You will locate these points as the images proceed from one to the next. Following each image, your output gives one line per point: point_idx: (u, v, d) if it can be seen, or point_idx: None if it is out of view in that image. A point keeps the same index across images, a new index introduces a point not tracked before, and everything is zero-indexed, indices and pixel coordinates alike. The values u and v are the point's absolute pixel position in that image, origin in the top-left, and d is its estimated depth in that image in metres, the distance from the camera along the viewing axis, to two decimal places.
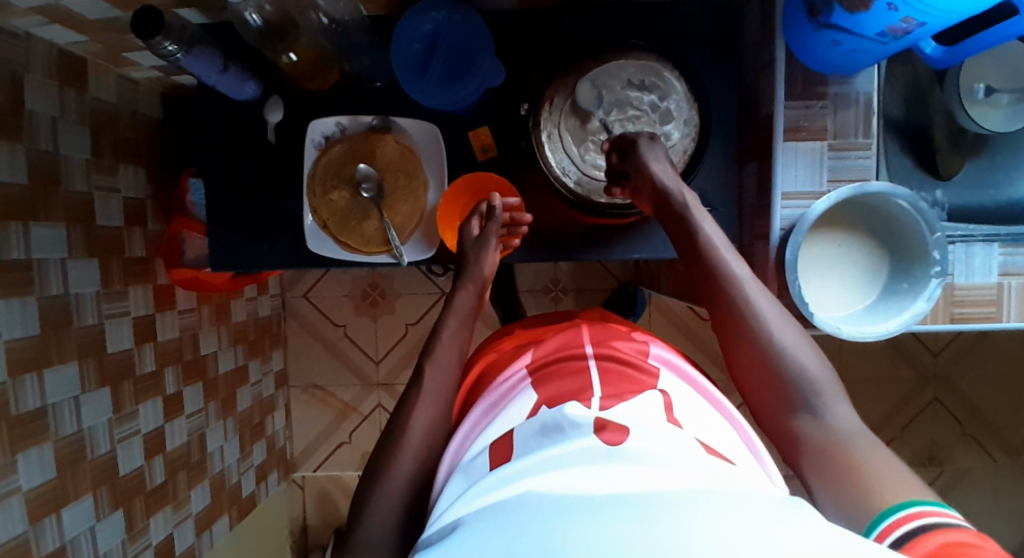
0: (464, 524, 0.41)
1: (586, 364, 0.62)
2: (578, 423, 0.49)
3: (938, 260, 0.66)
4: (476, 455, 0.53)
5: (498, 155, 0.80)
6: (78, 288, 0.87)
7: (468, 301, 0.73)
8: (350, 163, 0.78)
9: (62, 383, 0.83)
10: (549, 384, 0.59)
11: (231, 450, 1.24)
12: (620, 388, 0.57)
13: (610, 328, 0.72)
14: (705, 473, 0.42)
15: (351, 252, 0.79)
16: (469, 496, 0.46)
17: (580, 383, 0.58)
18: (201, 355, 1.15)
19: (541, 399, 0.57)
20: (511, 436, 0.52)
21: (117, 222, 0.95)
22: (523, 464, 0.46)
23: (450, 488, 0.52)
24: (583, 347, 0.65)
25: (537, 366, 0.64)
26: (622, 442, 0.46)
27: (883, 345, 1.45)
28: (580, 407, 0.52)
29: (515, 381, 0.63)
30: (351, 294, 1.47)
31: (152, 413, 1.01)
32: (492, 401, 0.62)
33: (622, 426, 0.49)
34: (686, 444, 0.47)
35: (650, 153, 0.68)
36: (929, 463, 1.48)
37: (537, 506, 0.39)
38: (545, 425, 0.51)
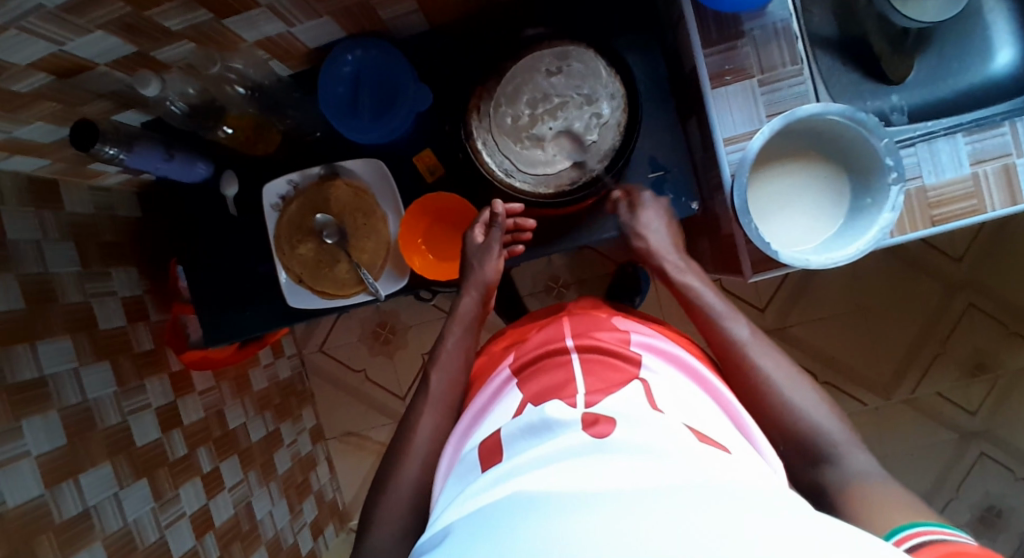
0: (452, 529, 0.45)
1: (569, 357, 0.64)
2: (564, 420, 0.53)
3: (892, 166, 0.63)
4: (469, 457, 0.58)
5: (446, 173, 0.81)
6: (95, 392, 0.92)
7: (471, 307, 0.78)
8: (310, 214, 0.81)
9: (98, 483, 0.88)
10: (534, 381, 0.63)
11: (281, 512, 1.27)
12: (605, 380, 0.59)
13: (593, 317, 0.73)
14: (689, 462, 0.44)
15: (330, 299, 0.81)
16: (461, 500, 0.49)
17: (565, 377, 0.61)
18: (231, 429, 1.18)
19: (527, 397, 0.61)
20: (499, 435, 0.57)
21: (120, 322, 1.00)
22: (516, 462, 0.50)
23: (447, 490, 0.57)
24: (566, 340, 0.67)
25: (519, 365, 0.67)
26: (610, 433, 0.49)
27: (900, 263, 1.40)
28: (562, 406, 0.55)
29: (500, 381, 0.67)
30: (363, 337, 1.50)
31: (193, 494, 1.04)
32: (479, 406, 0.67)
33: (611, 418, 0.52)
34: (677, 434, 0.49)
35: (636, 222, 0.76)
36: (981, 371, 1.41)
37: (524, 499, 0.42)
38: (532, 424, 0.54)
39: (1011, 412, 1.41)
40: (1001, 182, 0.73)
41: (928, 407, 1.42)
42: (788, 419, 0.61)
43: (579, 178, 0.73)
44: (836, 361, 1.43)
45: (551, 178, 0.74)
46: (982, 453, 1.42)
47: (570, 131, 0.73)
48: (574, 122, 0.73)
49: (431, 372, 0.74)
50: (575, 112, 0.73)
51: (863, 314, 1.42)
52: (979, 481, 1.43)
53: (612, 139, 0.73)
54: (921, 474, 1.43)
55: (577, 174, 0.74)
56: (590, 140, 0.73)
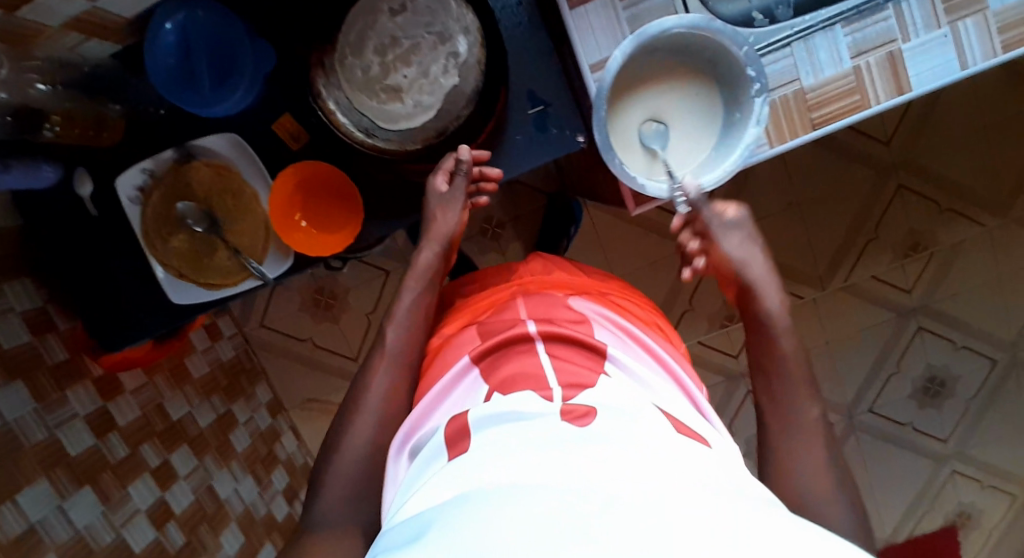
0: (417, 524, 0.39)
1: (534, 345, 0.63)
2: (539, 411, 0.50)
3: (755, 77, 0.60)
4: (434, 440, 0.56)
5: (311, 138, 0.76)
6: (14, 413, 0.89)
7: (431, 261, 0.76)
8: (174, 204, 0.77)
9: (38, 501, 0.88)
10: (503, 371, 0.60)
11: (249, 487, 1.30)
12: (571, 376, 0.57)
13: (547, 297, 0.73)
14: (672, 455, 0.42)
15: (214, 289, 0.78)
16: (424, 491, 0.44)
17: (534, 368, 0.59)
18: (175, 421, 1.18)
19: (494, 386, 0.58)
20: (466, 417, 0.54)
21: (24, 338, 0.96)
22: (487, 449, 0.46)
23: (411, 475, 0.55)
24: (527, 327, 0.65)
25: (481, 353, 0.64)
26: (591, 424, 0.47)
27: (829, 154, 1.38)
28: (535, 400, 0.53)
29: (460, 370, 0.64)
30: (304, 306, 1.48)
31: (145, 490, 1.05)
32: (440, 390, 0.64)
33: (596, 410, 0.50)
34: (659, 425, 0.49)
35: (720, 227, 0.74)
36: (916, 252, 1.43)
37: (502, 489, 0.38)
38: (507, 414, 0.51)
39: (945, 287, 1.44)
40: (885, 73, 0.69)
41: (868, 292, 1.45)
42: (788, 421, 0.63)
43: (445, 128, 0.70)
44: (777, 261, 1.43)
45: (417, 132, 0.70)
46: (920, 328, 1.47)
47: (427, 77, 0.67)
48: (429, 66, 0.67)
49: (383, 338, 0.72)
50: (429, 55, 0.67)
51: (799, 211, 1.41)
52: (919, 355, 1.49)
53: (473, 80, 0.69)
54: (863, 356, 1.49)
55: (443, 123, 0.69)
56: (450, 84, 0.68)
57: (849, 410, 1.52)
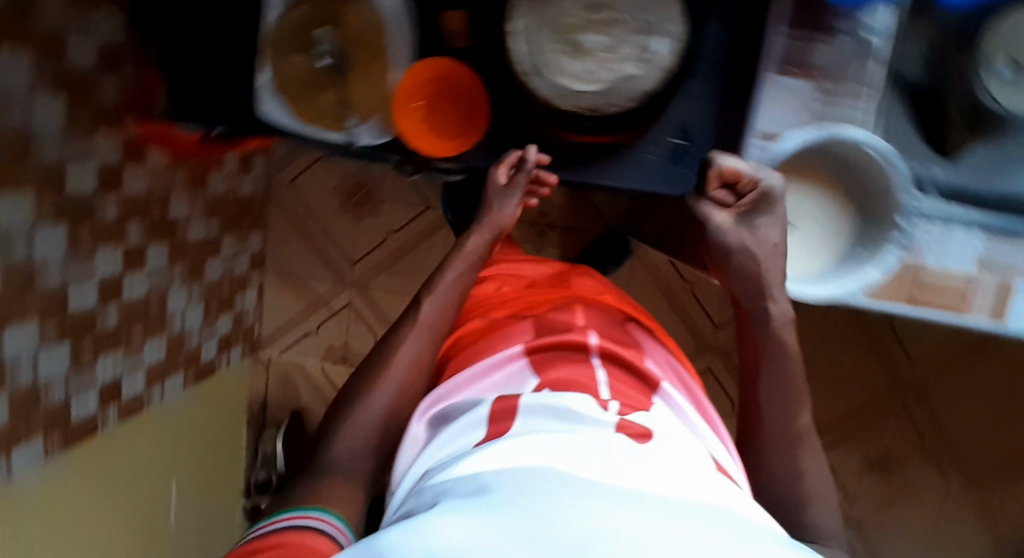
0: (478, 484, 0.43)
1: (591, 357, 0.64)
2: (585, 414, 0.52)
3: None
4: (477, 412, 0.58)
5: (473, 46, 0.74)
6: (41, 118, 0.81)
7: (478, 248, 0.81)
8: (312, 26, 0.74)
9: (13, 210, 0.79)
10: (554, 369, 0.61)
11: (195, 315, 1.27)
12: (624, 394, 0.59)
13: (609, 319, 0.75)
14: (698, 481, 0.46)
15: (295, 121, 0.75)
16: (475, 460, 0.48)
17: (585, 377, 0.60)
18: (170, 219, 1.14)
19: (543, 382, 0.59)
20: (516, 403, 0.56)
21: (88, 64, 0.86)
22: (539, 436, 0.49)
23: (442, 446, 0.57)
24: (589, 338, 0.67)
25: (533, 346, 0.66)
26: (642, 440, 0.50)
27: (864, 339, 1.40)
28: (590, 404, 0.55)
29: (509, 355, 0.65)
30: (337, 190, 1.45)
31: (111, 259, 1.01)
32: (477, 372, 0.65)
33: (643, 427, 0.52)
34: (697, 458, 0.52)
35: None
36: (881, 465, 1.45)
37: (569, 478, 0.42)
38: (553, 409, 0.53)
39: (889, 511, 1.46)
40: (994, 296, 0.70)
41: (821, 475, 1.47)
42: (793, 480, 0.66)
43: (599, 108, 0.68)
44: None
45: (573, 97, 0.67)
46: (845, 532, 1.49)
47: (613, 53, 0.65)
48: (620, 44, 0.65)
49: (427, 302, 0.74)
50: (626, 35, 0.65)
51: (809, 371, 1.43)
52: None
53: (652, 80, 0.66)
54: None
55: (603, 101, 0.67)
56: (630, 72, 0.65)
57: None
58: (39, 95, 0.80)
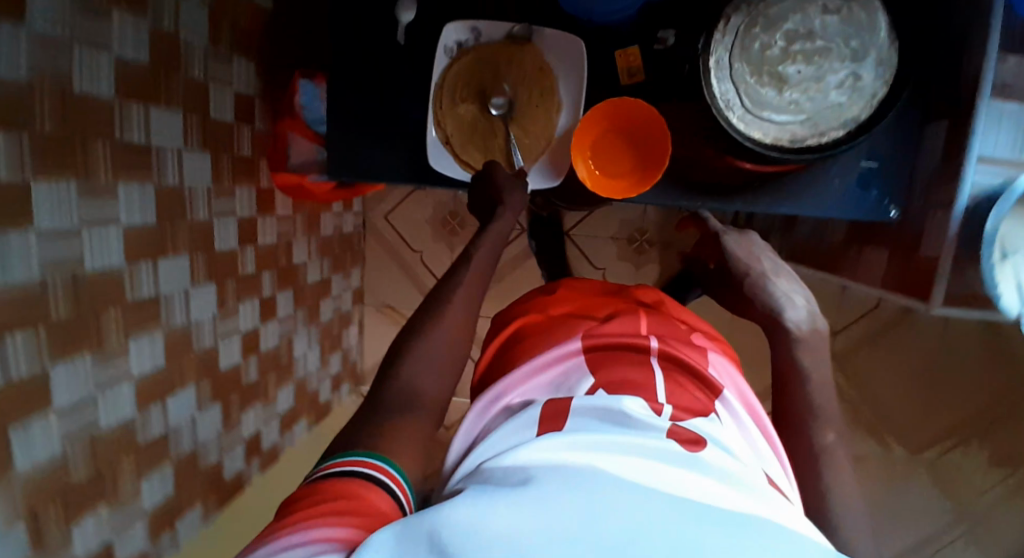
0: (532, 479, 0.43)
1: (649, 359, 0.59)
2: (651, 426, 0.49)
3: None
4: (529, 412, 0.54)
5: (647, 80, 0.72)
6: (192, 181, 0.86)
7: (506, 228, 0.70)
8: (481, 75, 0.74)
9: (174, 274, 0.84)
10: (609, 371, 0.57)
11: (314, 357, 1.27)
12: (681, 398, 0.55)
13: (673, 323, 0.68)
14: (760, 500, 0.44)
15: (469, 171, 0.76)
16: (530, 452, 0.46)
17: (641, 379, 0.56)
18: (293, 265, 1.15)
19: (600, 384, 0.56)
20: (568, 404, 0.53)
21: (228, 116, 0.92)
22: (599, 443, 0.46)
23: (492, 441, 0.54)
24: (649, 338, 0.61)
25: (589, 344, 0.61)
26: (697, 453, 0.47)
27: (987, 338, 1.35)
28: (643, 408, 0.51)
29: (565, 355, 0.61)
30: (432, 220, 1.44)
31: (250, 313, 1.02)
32: (531, 371, 0.61)
33: (703, 442, 0.48)
34: (755, 474, 0.49)
35: None
36: (1005, 466, 1.39)
37: (630, 493, 0.41)
38: (610, 412, 0.50)
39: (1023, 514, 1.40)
40: None
41: (944, 479, 1.43)
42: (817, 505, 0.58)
43: (801, 139, 0.64)
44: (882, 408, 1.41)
45: (771, 129, 0.64)
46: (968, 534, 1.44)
47: (818, 83, 0.63)
48: (826, 74, 0.63)
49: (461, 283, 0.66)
50: (832, 64, 0.63)
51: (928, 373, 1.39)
52: None
53: (858, 109, 0.63)
54: (908, 532, 1.46)
55: (803, 132, 0.64)
56: (835, 101, 0.63)
57: None
58: (189, 154, 0.85)
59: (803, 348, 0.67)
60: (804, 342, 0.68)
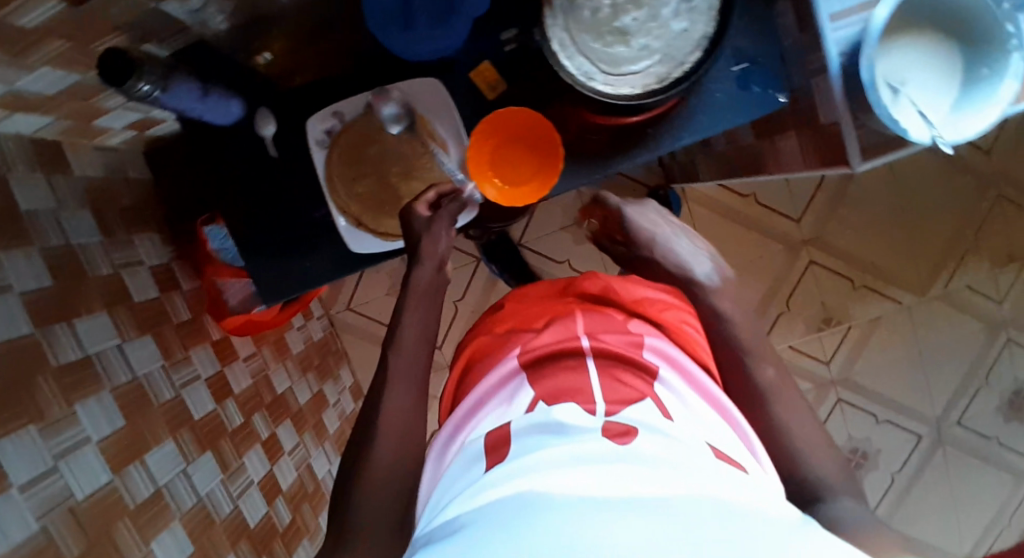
0: (467, 522, 0.43)
1: (582, 361, 0.63)
2: (582, 427, 0.51)
3: (1013, 33, 0.60)
4: (474, 446, 0.57)
5: (509, 87, 0.73)
6: (144, 367, 0.84)
7: (427, 277, 0.70)
8: (362, 150, 0.75)
9: (165, 461, 0.82)
10: (546, 382, 0.61)
11: (337, 470, 1.27)
12: (619, 392, 0.58)
13: (609, 316, 0.72)
14: (703, 474, 0.45)
15: (394, 239, 0.75)
16: (467, 493, 0.47)
17: (578, 382, 0.60)
18: (280, 393, 1.14)
19: (540, 395, 0.59)
20: (508, 429, 0.56)
21: (152, 292, 0.92)
22: (532, 460, 0.47)
23: (446, 479, 0.57)
24: (579, 340, 0.66)
25: (523, 365, 0.66)
26: (630, 444, 0.48)
27: (932, 159, 1.39)
28: (576, 412, 0.54)
29: (506, 377, 0.66)
30: (392, 291, 1.44)
31: (258, 461, 1.00)
32: (476, 399, 0.66)
33: (639, 430, 0.51)
34: (698, 450, 0.50)
35: None
36: (1010, 261, 1.44)
37: (560, 498, 0.41)
38: (546, 427, 0.52)
39: None
40: None
41: (958, 300, 1.45)
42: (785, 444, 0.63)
43: (667, 75, 0.65)
44: (874, 265, 1.42)
45: (637, 79, 0.66)
46: (1008, 340, 1.47)
47: (656, 20, 0.64)
48: (660, 9, 0.64)
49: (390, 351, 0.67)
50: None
51: (900, 214, 1.41)
52: (1008, 367, 1.47)
53: (703, 24, 0.64)
54: (953, 365, 1.47)
55: (666, 69, 0.65)
56: (679, 28, 0.64)
57: (938, 423, 1.49)
58: (132, 343, 0.83)
59: (719, 295, 0.76)
60: (718, 290, 0.77)
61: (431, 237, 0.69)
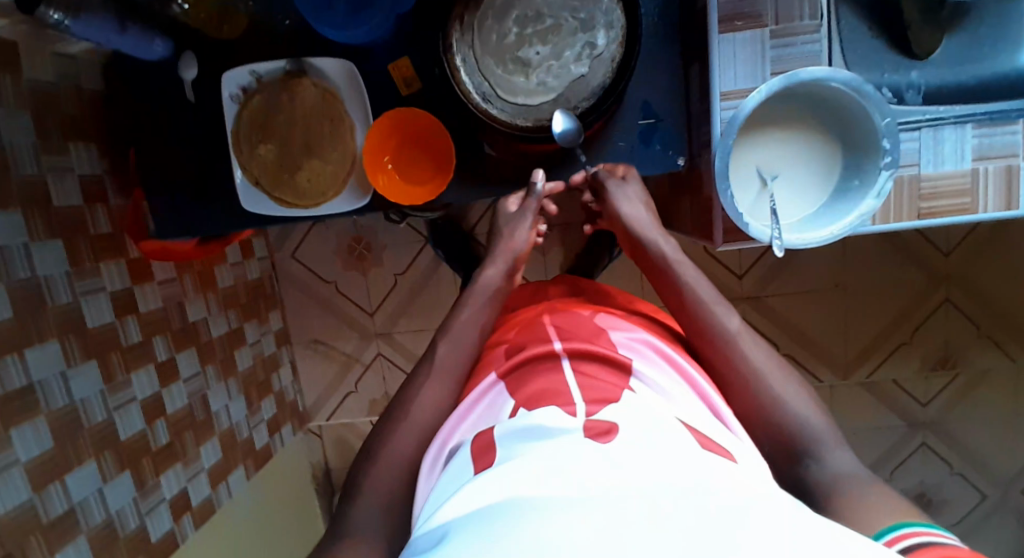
0: (450, 532, 0.39)
1: (558, 361, 0.60)
2: (557, 425, 0.49)
3: (888, 150, 0.61)
4: (461, 456, 0.54)
5: (423, 88, 0.75)
6: (46, 269, 0.89)
7: (496, 273, 0.75)
8: (274, 116, 0.76)
9: (45, 361, 0.87)
10: (525, 385, 0.58)
11: (238, 408, 1.32)
12: (594, 390, 0.55)
13: (583, 317, 0.69)
14: (685, 464, 0.42)
15: (287, 207, 0.77)
16: (454, 498, 0.44)
17: (552, 383, 0.57)
18: (191, 323, 1.18)
19: (519, 401, 0.56)
20: (491, 430, 0.53)
21: (76, 200, 0.96)
22: (518, 459, 0.45)
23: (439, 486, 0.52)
24: (552, 344, 0.63)
25: (507, 368, 0.63)
26: (612, 439, 0.46)
27: (888, 247, 1.37)
28: (558, 413, 0.51)
29: (487, 385, 0.62)
30: (338, 250, 1.48)
31: (146, 382, 1.06)
32: (465, 410, 0.62)
33: (616, 425, 0.48)
34: (681, 437, 0.47)
35: None
36: (942, 366, 1.42)
37: (550, 502, 0.38)
38: (525, 426, 0.50)
39: (959, 409, 1.43)
40: (998, 183, 0.73)
41: (882, 393, 1.44)
42: (774, 412, 0.61)
43: (560, 115, 0.69)
44: (806, 337, 1.43)
45: (531, 112, 0.69)
46: (924, 443, 1.45)
47: (558, 59, 0.67)
48: (564, 50, 0.67)
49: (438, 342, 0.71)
50: (567, 40, 0.67)
51: (844, 295, 1.41)
52: (914, 469, 1.47)
53: (602, 75, 0.68)
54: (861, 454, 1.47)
55: (559, 109, 0.69)
56: (579, 72, 0.68)
57: None
58: (38, 246, 0.88)
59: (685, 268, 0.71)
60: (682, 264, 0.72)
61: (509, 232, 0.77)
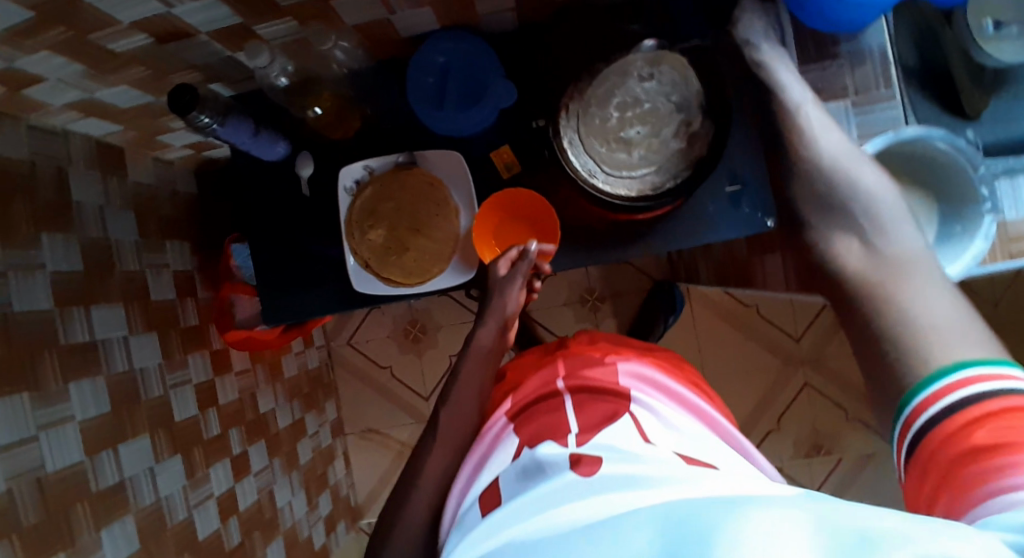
0: None
1: (561, 399, 0.67)
2: (555, 463, 0.56)
3: (978, 196, 0.75)
4: (469, 514, 0.60)
5: (523, 170, 0.81)
6: (141, 362, 0.90)
7: (488, 340, 0.76)
8: (382, 201, 0.80)
9: (137, 456, 0.85)
10: (528, 426, 0.65)
11: (300, 503, 1.27)
12: (592, 418, 0.62)
13: (585, 356, 0.75)
14: (672, 479, 0.47)
15: (396, 286, 0.80)
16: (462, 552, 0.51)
17: (556, 419, 0.64)
18: (261, 414, 1.18)
19: (523, 440, 0.63)
20: (496, 483, 0.60)
21: (169, 294, 0.99)
22: (515, 508, 0.52)
23: (450, 542, 0.59)
24: (555, 383, 0.69)
25: (514, 412, 0.69)
26: (595, 472, 0.52)
27: None
28: (556, 447, 0.59)
29: (497, 430, 0.69)
30: (393, 334, 1.49)
31: (222, 476, 1.03)
32: (479, 458, 0.68)
33: (598, 456, 0.55)
34: (669, 459, 0.53)
35: None
36: None
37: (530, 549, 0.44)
38: (526, 468, 0.58)
39: None
40: None
41: None
42: None
43: (660, 184, 0.74)
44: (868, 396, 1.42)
45: (634, 183, 0.74)
46: None
47: (657, 137, 0.73)
48: (662, 128, 0.73)
49: (440, 411, 0.74)
50: (664, 119, 0.73)
51: None
52: None
53: (697, 148, 0.74)
54: None
55: (660, 179, 0.74)
56: (676, 147, 0.73)
57: None
58: (135, 338, 0.89)
59: None
60: None
61: (499, 301, 0.75)
